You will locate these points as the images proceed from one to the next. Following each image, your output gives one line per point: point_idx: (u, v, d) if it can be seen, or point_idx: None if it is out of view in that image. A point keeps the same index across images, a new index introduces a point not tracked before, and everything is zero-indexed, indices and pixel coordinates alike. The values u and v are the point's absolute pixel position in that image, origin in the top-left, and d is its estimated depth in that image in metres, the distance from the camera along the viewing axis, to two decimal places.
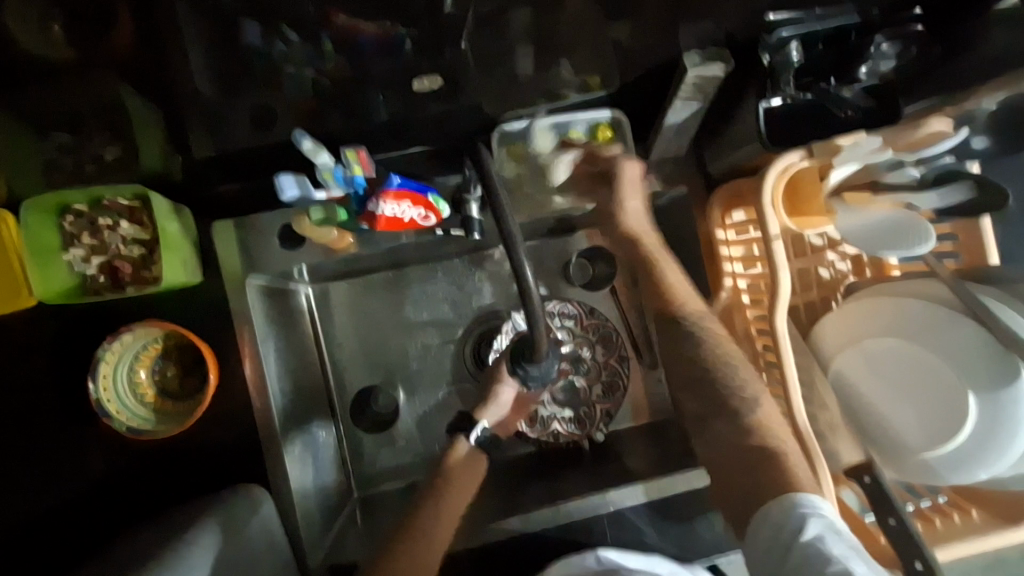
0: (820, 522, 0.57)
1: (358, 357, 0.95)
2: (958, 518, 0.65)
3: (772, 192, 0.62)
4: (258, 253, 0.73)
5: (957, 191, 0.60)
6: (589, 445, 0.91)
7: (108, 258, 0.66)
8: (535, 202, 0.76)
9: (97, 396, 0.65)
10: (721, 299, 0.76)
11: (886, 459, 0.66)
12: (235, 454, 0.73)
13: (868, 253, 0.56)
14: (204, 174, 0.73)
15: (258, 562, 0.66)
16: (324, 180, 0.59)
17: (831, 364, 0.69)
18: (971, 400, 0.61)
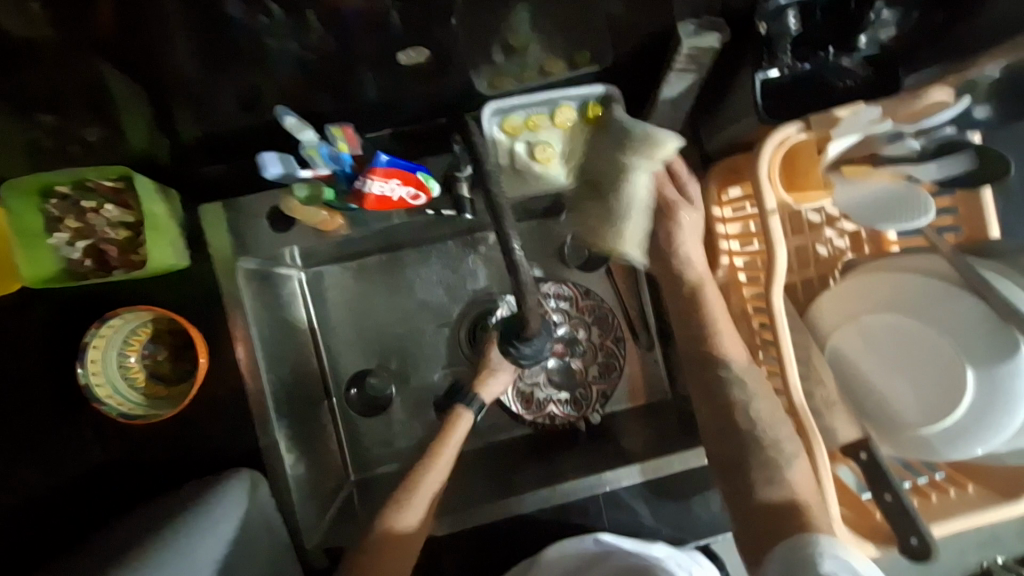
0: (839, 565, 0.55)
1: (353, 342, 0.95)
2: (954, 493, 0.65)
3: (768, 166, 0.61)
4: (249, 235, 0.72)
5: (960, 161, 0.59)
6: (585, 426, 0.91)
7: (93, 241, 0.65)
8: (525, 179, 0.76)
9: (87, 380, 0.64)
10: (717, 277, 0.75)
11: (882, 435, 0.65)
12: (229, 439, 0.73)
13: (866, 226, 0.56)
14: (190, 155, 0.71)
15: (258, 545, 0.66)
16: (310, 157, 0.58)
17: (829, 341, 0.68)
18: (969, 374, 0.60)
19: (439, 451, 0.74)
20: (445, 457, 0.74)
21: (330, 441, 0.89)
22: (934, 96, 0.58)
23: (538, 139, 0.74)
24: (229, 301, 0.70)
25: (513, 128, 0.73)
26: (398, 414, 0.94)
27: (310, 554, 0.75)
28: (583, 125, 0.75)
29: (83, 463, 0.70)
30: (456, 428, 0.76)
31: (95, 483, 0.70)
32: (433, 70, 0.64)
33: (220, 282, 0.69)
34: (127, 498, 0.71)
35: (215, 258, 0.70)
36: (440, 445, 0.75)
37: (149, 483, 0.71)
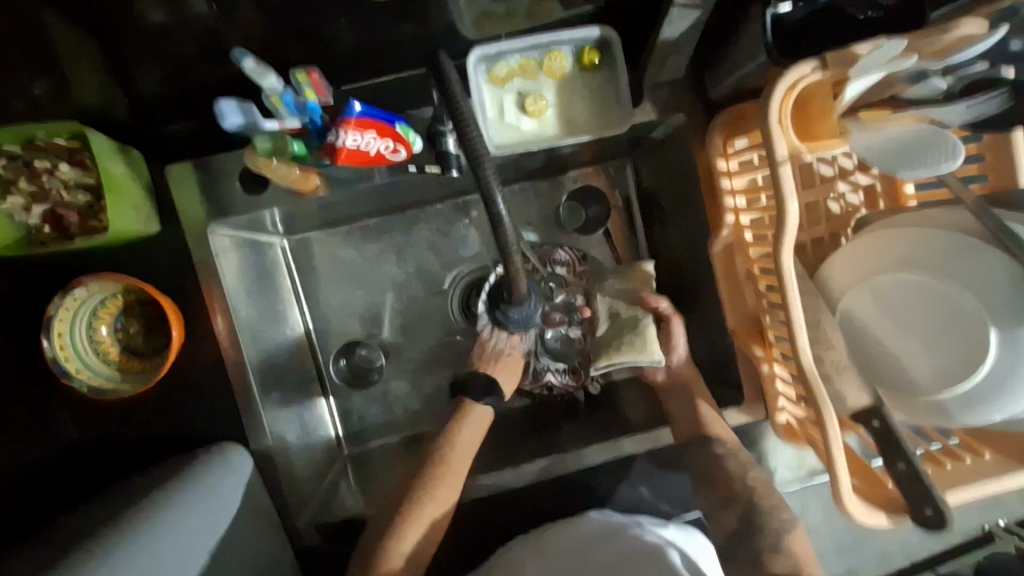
0: None
1: (341, 313, 0.91)
2: (970, 460, 0.61)
3: (779, 113, 0.54)
4: (223, 198, 0.67)
5: (993, 100, 0.52)
6: (584, 396, 0.88)
7: (50, 205, 0.60)
8: (514, 129, 0.69)
9: (53, 354, 0.60)
10: (721, 237, 0.72)
11: (894, 401, 0.62)
12: (202, 417, 0.68)
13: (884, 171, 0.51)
14: (155, 111, 0.66)
15: (243, 522, 0.63)
16: (273, 106, 0.54)
17: (840, 303, 0.64)
18: (992, 335, 0.56)
19: (450, 450, 0.74)
20: (457, 454, 0.74)
21: (319, 413, 0.86)
22: (965, 28, 0.49)
23: (529, 88, 0.69)
24: (205, 273, 0.67)
25: (502, 78, 0.68)
26: (390, 386, 0.91)
27: (302, 532, 0.72)
28: (577, 72, 0.70)
29: (46, 443, 0.65)
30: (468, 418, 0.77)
31: (59, 465, 0.65)
32: (412, 13, 0.59)
33: (190, 248, 0.66)
34: (96, 482, 0.66)
35: (187, 225, 0.66)
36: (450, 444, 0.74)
37: (120, 465, 0.66)
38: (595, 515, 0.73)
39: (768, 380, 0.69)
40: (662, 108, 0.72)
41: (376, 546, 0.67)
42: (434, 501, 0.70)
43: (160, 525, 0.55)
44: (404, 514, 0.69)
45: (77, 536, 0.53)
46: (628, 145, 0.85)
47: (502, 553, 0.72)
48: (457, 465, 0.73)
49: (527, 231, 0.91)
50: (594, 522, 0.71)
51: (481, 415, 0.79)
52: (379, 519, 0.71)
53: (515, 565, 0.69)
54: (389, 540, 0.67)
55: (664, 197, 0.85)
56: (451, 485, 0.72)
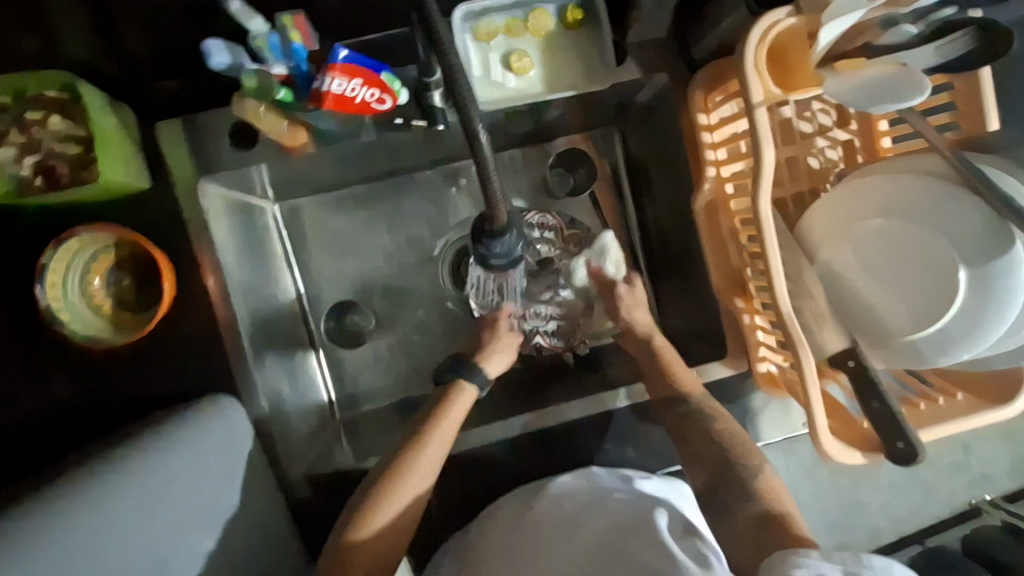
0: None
1: (332, 280, 0.92)
2: (944, 401, 0.63)
3: (755, 58, 0.56)
4: (211, 156, 0.69)
5: (961, 41, 0.53)
6: (572, 358, 0.91)
7: (42, 157, 0.61)
8: (498, 86, 0.70)
9: (46, 304, 0.61)
10: (703, 192, 0.71)
11: (870, 346, 0.63)
12: (192, 374, 0.68)
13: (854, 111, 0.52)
14: (143, 69, 0.67)
15: (232, 475, 0.64)
16: (256, 48, 0.55)
17: (818, 256, 0.65)
18: (961, 274, 0.58)
19: (435, 428, 0.72)
20: (443, 431, 0.72)
21: (312, 377, 0.87)
22: None
23: (515, 46, 0.71)
24: (195, 229, 0.68)
25: (486, 34, 0.69)
26: (382, 352, 0.92)
27: (294, 484, 0.73)
28: (561, 30, 0.71)
29: (39, 398, 0.66)
30: (459, 398, 0.76)
31: (51, 420, 0.66)
32: None
33: (181, 204, 0.67)
34: (86, 437, 0.66)
35: (177, 181, 0.67)
36: (436, 423, 0.73)
37: (109, 420, 0.66)
38: (578, 476, 0.74)
39: (749, 332, 0.71)
40: (647, 68, 0.73)
41: (349, 520, 0.66)
42: (420, 475, 0.70)
43: (150, 471, 0.57)
44: (378, 492, 0.68)
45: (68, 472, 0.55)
46: (614, 112, 0.86)
47: (491, 513, 0.74)
48: (441, 441, 0.72)
49: (515, 198, 0.92)
50: (574, 484, 0.73)
51: (467, 397, 0.77)
52: (364, 485, 0.69)
53: (505, 527, 0.71)
54: (363, 519, 0.66)
55: (651, 164, 0.86)
56: (432, 458, 0.71)
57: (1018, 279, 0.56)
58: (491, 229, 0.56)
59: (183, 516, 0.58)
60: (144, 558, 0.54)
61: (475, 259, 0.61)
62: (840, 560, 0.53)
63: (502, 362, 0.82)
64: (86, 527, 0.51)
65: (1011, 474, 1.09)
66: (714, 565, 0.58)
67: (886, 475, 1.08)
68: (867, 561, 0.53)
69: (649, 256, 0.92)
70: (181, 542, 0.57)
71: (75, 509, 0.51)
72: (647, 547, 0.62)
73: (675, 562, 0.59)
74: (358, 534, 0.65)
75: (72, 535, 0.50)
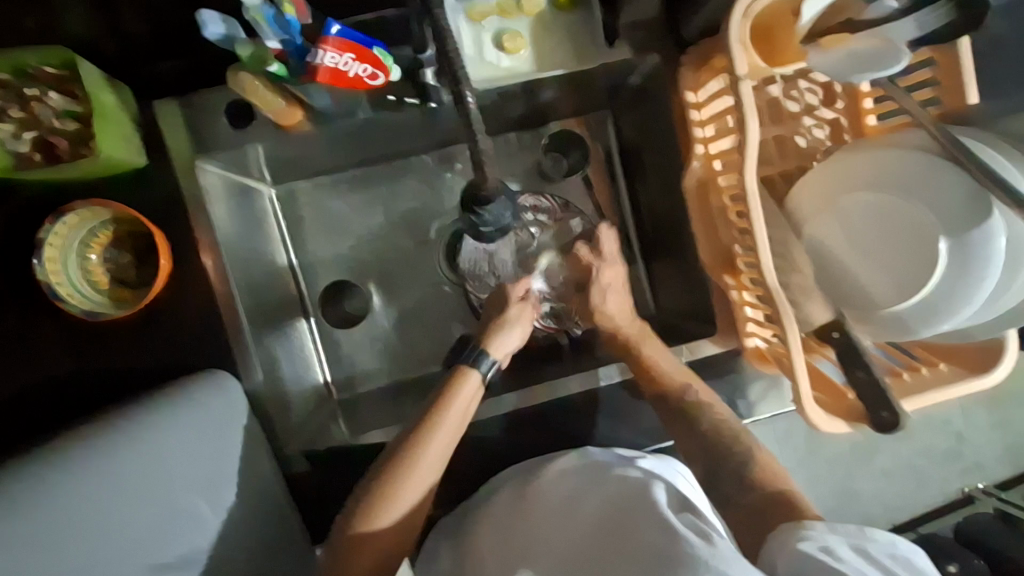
0: (815, 545, 0.54)
1: (329, 262, 0.93)
2: (927, 371, 0.65)
3: (740, 32, 0.57)
4: (208, 134, 0.70)
5: (938, 14, 0.54)
6: (567, 340, 0.91)
7: (41, 133, 0.62)
8: (490, 65, 0.72)
9: (45, 278, 0.62)
10: (692, 169, 0.72)
11: (855, 317, 0.64)
12: (187, 350, 0.69)
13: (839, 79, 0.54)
14: (141, 48, 0.67)
15: (228, 448, 0.64)
16: (253, 21, 0.55)
17: (805, 231, 0.67)
18: (942, 244, 0.59)
19: (436, 425, 0.70)
20: (445, 430, 0.70)
21: (308, 358, 0.87)
22: None
23: (508, 27, 0.72)
24: (193, 206, 0.69)
25: (479, 15, 0.70)
26: (379, 334, 0.93)
27: (291, 459, 0.74)
28: (553, 11, 0.73)
29: (38, 371, 0.67)
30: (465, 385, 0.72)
31: (50, 393, 0.67)
32: None
33: (179, 180, 0.68)
34: (84, 410, 0.67)
35: (174, 159, 0.68)
36: (438, 419, 0.70)
37: (107, 394, 0.67)
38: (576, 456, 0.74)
39: (737, 308, 0.72)
40: (638, 47, 0.73)
41: (355, 517, 0.66)
42: (428, 465, 0.69)
43: (145, 443, 0.58)
44: (380, 487, 0.67)
45: (60, 443, 0.56)
46: (606, 94, 0.87)
47: (488, 494, 0.77)
48: (446, 437, 0.70)
49: (511, 181, 0.94)
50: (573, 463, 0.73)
51: (472, 385, 0.73)
52: (369, 475, 0.69)
53: (504, 510, 0.72)
54: (368, 515, 0.66)
55: (643, 146, 0.87)
56: (435, 455, 0.69)
57: (996, 247, 0.57)
58: (480, 196, 0.59)
59: (182, 486, 0.59)
60: (144, 524, 0.56)
61: (467, 224, 0.65)
62: (845, 532, 0.55)
63: (514, 337, 0.78)
64: (83, 498, 0.53)
65: (1002, 459, 1.11)
66: (715, 536, 0.56)
67: (880, 461, 1.10)
68: (869, 534, 0.55)
69: (643, 237, 0.94)
70: (178, 509, 0.59)
71: (71, 479, 0.53)
72: (650, 523, 0.60)
73: (672, 527, 0.58)
74: (364, 525, 0.66)
75: (69, 504, 0.52)
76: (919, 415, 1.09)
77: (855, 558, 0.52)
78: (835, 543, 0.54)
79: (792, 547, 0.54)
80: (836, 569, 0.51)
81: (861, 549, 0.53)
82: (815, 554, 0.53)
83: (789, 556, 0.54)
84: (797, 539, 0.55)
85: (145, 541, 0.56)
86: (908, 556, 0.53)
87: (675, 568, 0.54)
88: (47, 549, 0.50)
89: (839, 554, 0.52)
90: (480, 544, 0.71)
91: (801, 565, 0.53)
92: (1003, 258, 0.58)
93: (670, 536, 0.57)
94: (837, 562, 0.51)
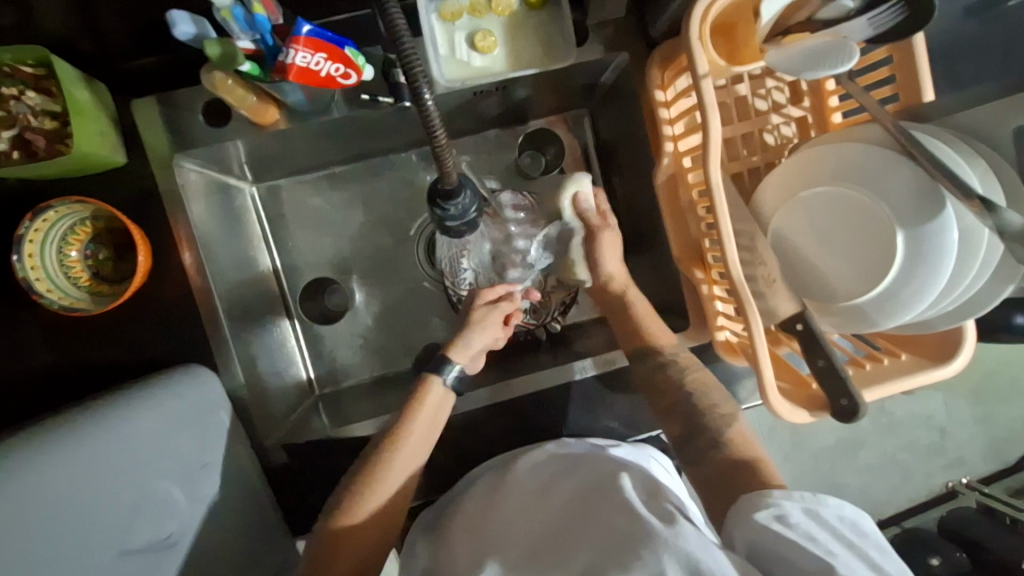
0: (772, 512, 0.58)
1: (311, 259, 0.94)
2: (888, 362, 0.67)
3: (700, 29, 0.59)
4: (185, 131, 0.71)
5: (890, 12, 0.56)
6: (544, 334, 0.92)
7: (19, 130, 0.63)
8: (463, 63, 0.73)
9: (24, 274, 0.64)
10: (663, 166, 0.73)
11: (819, 309, 0.66)
12: (165, 345, 0.70)
13: (790, 76, 0.56)
14: (118, 45, 0.68)
15: (203, 441, 0.66)
16: (223, 19, 0.57)
17: (770, 224, 0.69)
18: (898, 236, 0.61)
19: (408, 427, 0.71)
20: (415, 432, 0.71)
21: (290, 355, 0.89)
22: None
23: (480, 26, 0.73)
24: (169, 202, 0.70)
25: (451, 14, 0.72)
26: (361, 329, 0.93)
27: (269, 451, 0.74)
28: (524, 10, 0.74)
29: (20, 364, 0.68)
30: (426, 399, 0.72)
31: (31, 387, 0.68)
32: None
33: (156, 178, 0.70)
34: (63, 403, 0.68)
35: (152, 156, 0.70)
36: (410, 420, 0.72)
37: (86, 388, 0.69)
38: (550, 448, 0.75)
39: (707, 301, 0.73)
40: (608, 45, 0.75)
41: (340, 504, 0.68)
42: (408, 461, 0.71)
43: (119, 432, 0.59)
44: (362, 480, 0.69)
45: (31, 427, 0.56)
46: (583, 92, 0.88)
47: (466, 486, 0.78)
48: (422, 436, 0.72)
49: (488, 179, 0.95)
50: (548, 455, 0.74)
51: (438, 394, 0.74)
52: (354, 469, 0.71)
53: (480, 498, 0.74)
54: (350, 503, 0.68)
55: (619, 144, 0.88)
56: (410, 454, 0.71)
57: (950, 238, 0.59)
58: (444, 191, 0.61)
59: (157, 473, 0.61)
60: (120, 512, 0.56)
61: (432, 219, 0.66)
62: (801, 498, 0.60)
63: (489, 333, 0.78)
64: (54, 475, 0.53)
65: (987, 456, 1.12)
66: (679, 521, 0.58)
67: (864, 456, 1.11)
68: (822, 500, 0.59)
69: (620, 233, 0.95)
70: (156, 497, 0.60)
71: (47, 455, 0.53)
72: (615, 509, 0.63)
73: (639, 515, 0.60)
74: (348, 517, 0.68)
75: (44, 477, 0.52)
76: (902, 410, 1.10)
77: (806, 522, 0.57)
78: (790, 509, 0.58)
79: (751, 517, 0.59)
80: (787, 537, 0.55)
81: (813, 513, 0.58)
82: (769, 523, 0.57)
83: (747, 525, 0.59)
84: (756, 506, 0.60)
85: (117, 523, 0.56)
86: (856, 520, 0.59)
87: (636, 547, 0.57)
88: (23, 520, 0.49)
89: (792, 520, 0.57)
90: (456, 535, 0.72)
91: (756, 536, 0.58)
92: (957, 248, 0.60)
93: (636, 520, 0.60)
94: (787, 529, 0.56)
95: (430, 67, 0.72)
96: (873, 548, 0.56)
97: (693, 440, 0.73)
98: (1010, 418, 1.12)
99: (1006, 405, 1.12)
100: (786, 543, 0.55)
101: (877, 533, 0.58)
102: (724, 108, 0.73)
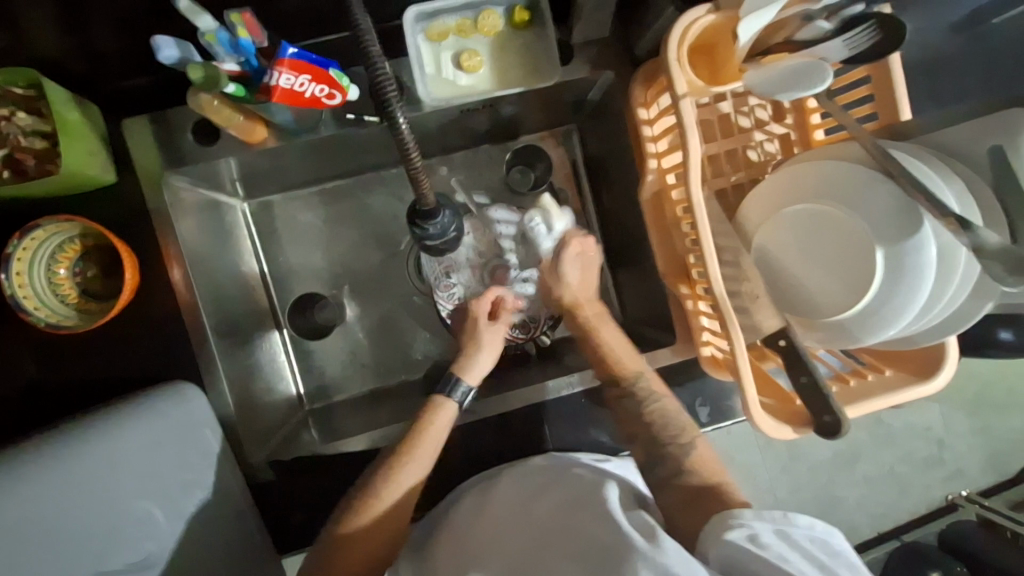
0: (744, 533, 0.59)
1: (303, 274, 0.94)
2: (873, 377, 0.67)
3: (679, 49, 0.60)
4: (176, 150, 0.72)
5: (865, 34, 0.57)
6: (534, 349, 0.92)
7: (9, 150, 0.64)
8: (450, 83, 0.74)
9: (12, 292, 0.64)
10: (647, 182, 0.74)
11: (801, 324, 0.67)
12: (152, 361, 0.70)
13: (766, 96, 0.57)
14: (110, 66, 0.70)
15: (186, 461, 0.65)
16: (207, 43, 0.59)
17: (754, 240, 0.69)
18: (879, 253, 0.61)
19: (410, 451, 0.71)
20: (417, 457, 0.71)
21: (279, 369, 0.89)
22: None
23: (466, 46, 0.75)
24: (159, 221, 0.70)
25: (438, 34, 0.73)
26: (352, 344, 0.94)
27: (255, 468, 0.74)
28: (509, 31, 0.75)
29: (8, 379, 0.68)
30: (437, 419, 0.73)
31: (18, 402, 0.68)
32: None
33: (145, 195, 0.70)
34: (49, 420, 0.68)
35: (142, 173, 0.71)
36: (411, 444, 0.71)
37: (73, 403, 0.69)
38: (539, 460, 0.74)
39: (692, 317, 0.73)
40: (593, 65, 0.76)
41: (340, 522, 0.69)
42: (399, 485, 0.70)
43: (98, 452, 0.59)
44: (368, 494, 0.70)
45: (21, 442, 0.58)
46: (570, 109, 0.89)
47: (453, 506, 0.76)
48: (422, 454, 0.71)
49: (479, 194, 0.96)
50: (537, 466, 0.74)
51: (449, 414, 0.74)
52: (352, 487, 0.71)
53: (468, 516, 0.73)
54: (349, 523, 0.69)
55: (608, 160, 0.89)
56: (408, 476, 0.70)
57: (929, 256, 0.59)
58: (423, 212, 0.63)
59: (134, 493, 0.60)
60: (95, 533, 0.58)
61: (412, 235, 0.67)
62: (772, 519, 0.60)
63: (499, 335, 0.81)
64: (40, 498, 0.56)
65: (985, 467, 1.12)
66: (660, 534, 0.59)
67: (862, 469, 1.11)
68: (793, 520, 0.60)
69: (610, 246, 0.95)
70: (133, 517, 0.60)
71: (29, 475, 0.56)
72: (596, 524, 0.63)
73: (620, 531, 0.60)
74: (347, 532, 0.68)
75: (22, 501, 0.55)
76: (898, 423, 1.10)
77: (778, 543, 0.57)
78: (761, 530, 0.59)
79: (724, 536, 0.59)
80: (761, 558, 0.56)
81: (784, 534, 0.59)
82: (742, 545, 0.57)
83: (718, 545, 0.59)
84: (727, 527, 0.60)
85: (94, 547, 0.58)
86: (825, 537, 0.60)
87: (619, 564, 0.57)
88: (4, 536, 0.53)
89: (763, 540, 0.57)
90: (443, 552, 0.72)
91: (733, 555, 0.58)
92: (937, 266, 0.60)
93: (619, 538, 0.59)
94: (761, 550, 0.57)
95: (417, 86, 0.73)
96: (842, 567, 0.57)
97: (656, 467, 0.72)
98: (1008, 430, 1.11)
99: (1003, 417, 1.11)
100: (760, 562, 0.55)
101: (849, 551, 0.59)
102: (708, 125, 0.74)
